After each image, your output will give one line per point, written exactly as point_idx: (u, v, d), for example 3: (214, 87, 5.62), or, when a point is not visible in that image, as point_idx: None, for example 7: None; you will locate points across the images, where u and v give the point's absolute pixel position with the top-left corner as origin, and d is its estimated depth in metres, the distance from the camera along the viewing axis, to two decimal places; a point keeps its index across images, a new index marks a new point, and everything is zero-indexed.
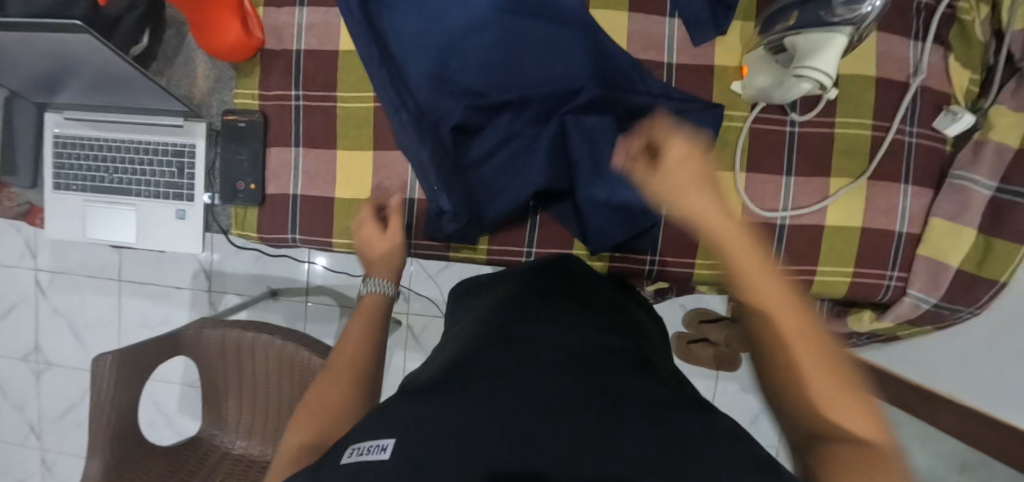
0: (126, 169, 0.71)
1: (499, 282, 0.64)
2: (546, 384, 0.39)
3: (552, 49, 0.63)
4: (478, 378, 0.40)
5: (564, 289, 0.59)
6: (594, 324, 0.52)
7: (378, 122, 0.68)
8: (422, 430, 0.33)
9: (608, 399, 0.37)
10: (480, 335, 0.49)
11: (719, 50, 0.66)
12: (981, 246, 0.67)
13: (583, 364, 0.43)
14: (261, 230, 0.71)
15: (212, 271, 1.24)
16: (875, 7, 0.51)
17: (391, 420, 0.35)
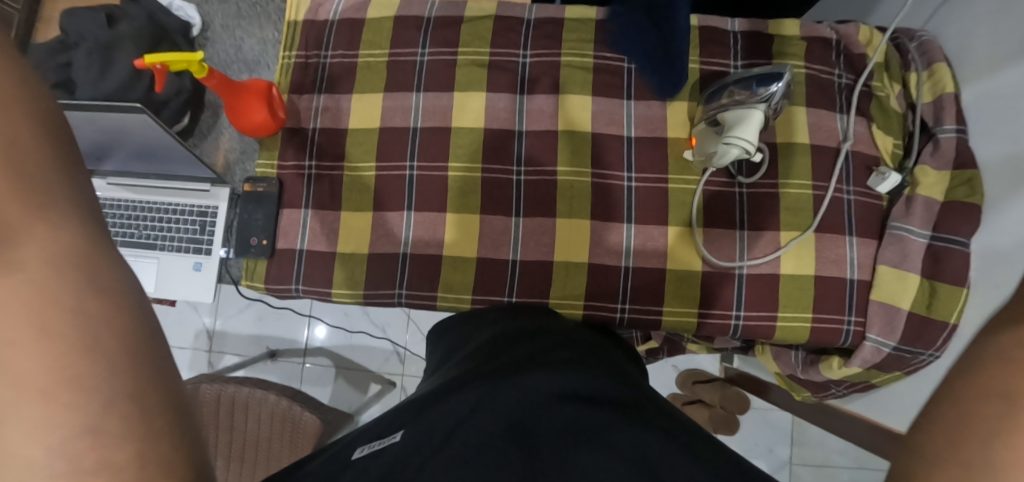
0: (153, 227, 0.80)
1: (489, 313, 0.71)
2: (525, 377, 0.45)
3: None
4: (468, 380, 0.46)
5: (544, 317, 0.65)
6: (570, 339, 0.57)
7: (378, 187, 0.78)
8: (422, 427, 0.39)
9: (577, 389, 0.43)
10: (470, 354, 0.55)
11: (670, 125, 0.77)
12: (926, 290, 0.71)
13: (556, 362, 0.49)
14: (268, 281, 0.78)
15: (215, 333, 1.35)
16: (778, 89, 0.64)
17: (396, 426, 0.41)
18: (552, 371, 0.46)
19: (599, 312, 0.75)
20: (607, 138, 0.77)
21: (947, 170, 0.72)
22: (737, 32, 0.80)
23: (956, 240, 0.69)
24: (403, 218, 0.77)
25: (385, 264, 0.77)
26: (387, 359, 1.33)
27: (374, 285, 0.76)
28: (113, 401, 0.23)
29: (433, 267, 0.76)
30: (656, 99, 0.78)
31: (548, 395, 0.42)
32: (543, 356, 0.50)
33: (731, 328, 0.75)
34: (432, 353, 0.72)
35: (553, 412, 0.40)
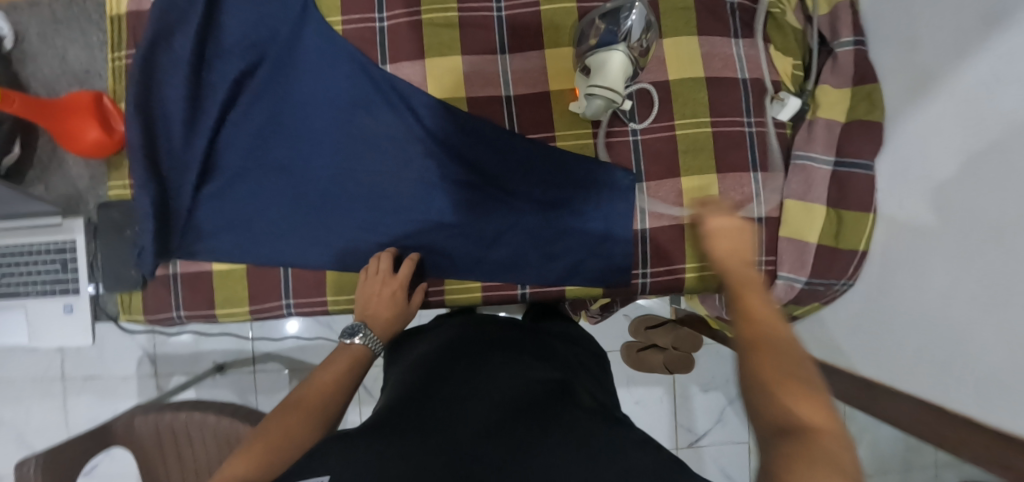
0: (14, 273, 0.73)
1: (434, 327, 0.67)
2: (473, 422, 0.41)
3: (316, 80, 0.69)
4: (410, 419, 0.42)
5: (491, 331, 0.62)
6: (518, 356, 0.55)
7: (241, 194, 0.70)
8: (362, 465, 0.35)
9: (530, 419, 0.42)
10: (415, 379, 0.51)
11: (551, 78, 0.70)
12: (833, 219, 0.68)
13: (505, 397, 0.46)
14: (148, 312, 0.72)
15: (157, 356, 1.27)
16: (634, 20, 0.57)
17: (328, 457, 0.36)
18: (503, 413, 0.43)
19: (500, 293, 0.71)
20: (485, 101, 0.70)
21: (847, 87, 0.67)
22: None
23: (861, 165, 0.66)
24: (275, 226, 0.69)
25: (269, 276, 0.71)
26: None
27: (259, 299, 0.71)
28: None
29: (318, 273, 0.71)
30: (533, 50, 0.70)
31: (503, 441, 0.38)
32: (493, 388, 0.47)
33: (639, 286, 0.71)
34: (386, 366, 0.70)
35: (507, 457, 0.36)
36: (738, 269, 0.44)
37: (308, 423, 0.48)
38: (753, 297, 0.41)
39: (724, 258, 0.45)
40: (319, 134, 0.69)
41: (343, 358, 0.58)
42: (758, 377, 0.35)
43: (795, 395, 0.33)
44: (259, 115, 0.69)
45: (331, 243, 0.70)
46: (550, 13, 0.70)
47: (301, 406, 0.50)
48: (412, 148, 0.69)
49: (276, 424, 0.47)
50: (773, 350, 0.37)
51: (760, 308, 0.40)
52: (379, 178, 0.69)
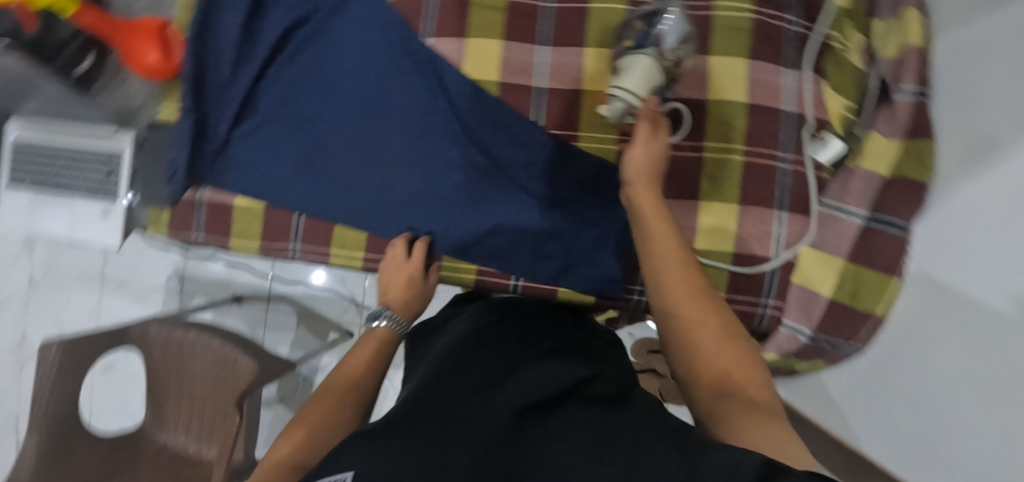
0: (67, 171, 0.80)
1: (455, 322, 0.63)
2: (502, 401, 0.36)
3: (359, 41, 0.71)
4: (429, 404, 0.36)
5: (512, 321, 0.58)
6: (543, 346, 0.50)
7: (271, 137, 0.73)
8: (385, 455, 0.29)
9: (562, 393, 0.37)
10: (430, 372, 0.46)
11: (585, 77, 0.69)
12: (849, 276, 0.64)
13: (535, 378, 0.40)
14: (172, 229, 0.78)
15: (185, 276, 1.36)
16: (668, 28, 0.56)
17: (346, 454, 0.30)
18: (534, 392, 0.37)
19: (492, 280, 0.72)
20: (515, 89, 0.70)
21: (897, 139, 0.63)
22: None
23: (893, 224, 0.62)
24: (295, 173, 0.72)
25: (282, 218, 0.74)
26: (345, 310, 1.35)
27: (270, 239, 0.75)
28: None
29: (327, 225, 0.74)
30: (573, 46, 0.69)
31: (537, 419, 0.33)
32: (518, 371, 0.42)
33: (631, 302, 0.70)
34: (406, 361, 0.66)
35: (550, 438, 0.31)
36: (648, 224, 0.47)
37: (344, 403, 0.48)
38: (669, 255, 0.44)
39: (643, 217, 0.47)
40: (351, 95, 0.72)
41: (374, 339, 0.58)
42: (690, 337, 0.40)
43: (721, 358, 0.38)
44: (303, 67, 0.73)
45: (340, 199, 0.72)
46: (597, 12, 0.69)
47: (339, 382, 0.51)
48: (436, 121, 0.70)
49: (316, 404, 0.47)
50: (694, 309, 0.41)
51: (678, 268, 0.43)
52: (399, 146, 0.71)
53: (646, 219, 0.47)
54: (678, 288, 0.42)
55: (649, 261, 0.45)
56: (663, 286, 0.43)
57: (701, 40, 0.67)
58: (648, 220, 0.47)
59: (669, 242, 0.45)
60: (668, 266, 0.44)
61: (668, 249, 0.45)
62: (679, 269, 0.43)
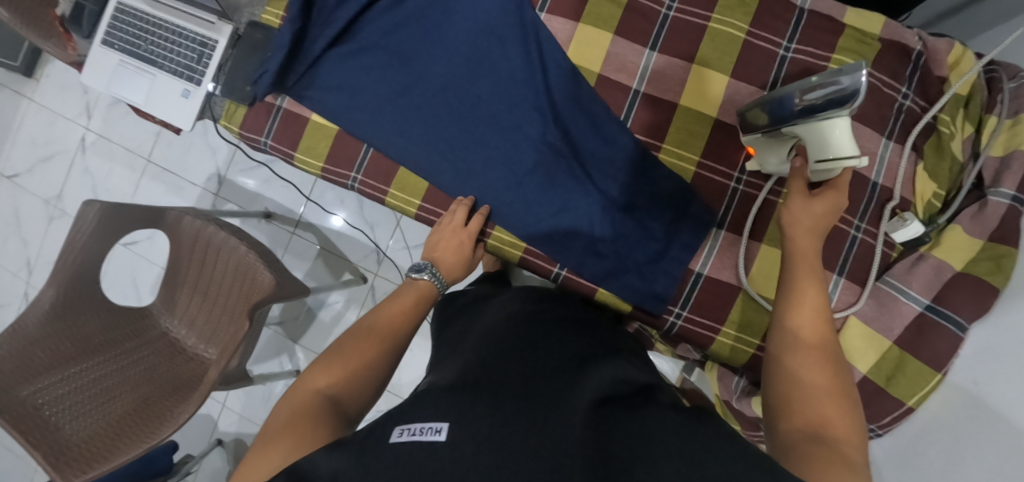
0: (159, 45, 0.81)
1: (510, 294, 0.69)
2: (569, 393, 0.43)
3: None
4: (504, 377, 0.44)
5: (570, 311, 0.64)
6: (598, 342, 0.57)
7: (364, 65, 0.74)
8: (470, 421, 0.38)
9: (624, 400, 0.44)
10: (499, 337, 0.53)
11: (683, 92, 0.69)
12: (892, 360, 0.62)
13: (597, 378, 0.47)
14: (242, 127, 0.79)
15: (225, 180, 1.38)
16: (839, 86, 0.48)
17: (437, 408, 0.40)
18: (596, 392, 0.45)
19: (537, 263, 0.72)
20: (611, 85, 0.70)
21: (981, 239, 0.61)
22: (803, 9, 0.68)
23: (952, 320, 0.60)
24: (377, 106, 0.73)
25: (352, 147, 0.76)
26: (366, 255, 1.37)
27: (334, 162, 0.76)
28: (333, 429, 0.44)
29: (393, 164, 0.75)
30: (680, 58, 0.69)
31: (602, 418, 0.40)
32: (580, 365, 0.49)
33: (666, 324, 0.70)
34: (438, 322, 0.71)
35: (609, 433, 0.38)
36: (798, 260, 0.49)
37: (379, 347, 0.53)
38: (813, 297, 0.46)
39: (794, 249, 0.50)
40: (454, 46, 0.72)
41: (412, 298, 0.61)
42: (805, 380, 0.41)
43: (824, 408, 0.39)
44: (414, 8, 0.74)
45: (412, 142, 0.72)
46: (713, 32, 0.69)
47: (379, 326, 0.56)
48: (528, 95, 0.70)
49: (356, 344, 0.53)
50: (817, 358, 0.42)
51: (816, 314, 0.45)
52: (485, 108, 0.71)
53: (798, 252, 0.50)
54: (808, 333, 0.44)
55: (790, 295, 0.47)
56: (794, 324, 0.45)
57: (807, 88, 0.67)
58: (797, 257, 0.49)
59: (814, 288, 0.47)
60: (808, 307, 0.46)
61: (809, 293, 0.47)
62: (816, 314, 0.45)
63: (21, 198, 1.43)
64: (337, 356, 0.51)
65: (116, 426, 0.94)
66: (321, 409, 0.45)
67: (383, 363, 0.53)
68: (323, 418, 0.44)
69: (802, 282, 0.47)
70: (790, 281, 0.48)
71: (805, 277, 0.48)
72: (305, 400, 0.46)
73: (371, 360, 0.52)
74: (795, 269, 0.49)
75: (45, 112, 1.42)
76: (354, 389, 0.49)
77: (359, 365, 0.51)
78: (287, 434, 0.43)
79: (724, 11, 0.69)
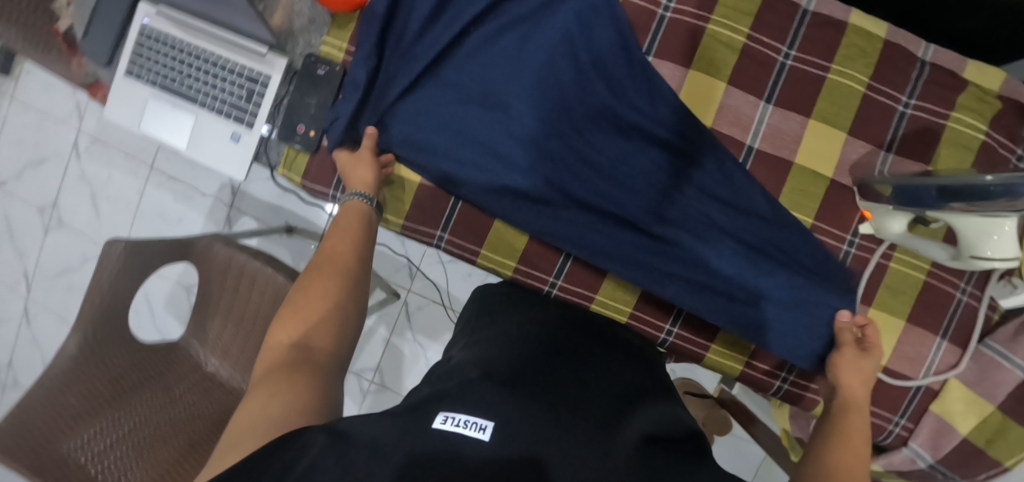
0: (199, 79, 0.71)
1: (550, 302, 0.64)
2: (620, 421, 0.39)
3: (575, 34, 0.65)
4: (551, 383, 0.41)
5: (610, 330, 0.59)
6: (641, 370, 0.52)
7: (447, 108, 0.66)
8: (519, 422, 0.34)
9: (677, 448, 0.39)
10: (540, 343, 0.49)
11: (800, 150, 0.65)
12: (993, 423, 0.65)
13: (643, 409, 0.43)
14: (306, 178, 0.71)
15: (237, 191, 1.24)
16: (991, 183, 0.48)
17: (485, 401, 0.36)
18: (647, 425, 0.40)
19: (642, 327, 0.69)
20: (723, 140, 0.66)
21: None
22: (925, 61, 0.65)
23: None
24: (461, 154, 0.66)
25: (436, 201, 0.69)
26: (398, 270, 1.31)
27: (417, 220, 0.70)
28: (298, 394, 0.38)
29: (483, 222, 0.69)
30: (797, 112, 0.65)
31: (657, 459, 0.36)
32: (628, 394, 0.45)
33: (772, 387, 0.68)
34: (474, 308, 0.65)
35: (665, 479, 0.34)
36: (848, 393, 0.56)
37: (340, 288, 0.47)
38: (860, 427, 0.51)
39: (846, 381, 0.57)
40: (546, 92, 0.65)
41: (349, 220, 0.56)
42: None
43: None
44: (500, 46, 0.66)
45: (499, 198, 0.66)
46: (833, 85, 0.65)
47: (329, 256, 0.50)
48: (635, 149, 0.65)
49: (311, 285, 0.47)
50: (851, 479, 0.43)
51: (856, 444, 0.48)
52: (584, 160, 0.65)
53: (849, 388, 0.56)
54: (848, 455, 0.46)
55: (840, 425, 0.52)
56: (836, 449, 0.47)
57: (925, 148, 0.64)
58: (847, 391, 0.56)
59: (859, 420, 0.52)
60: (852, 436, 0.49)
61: (856, 426, 0.51)
62: (856, 443, 0.48)
63: (8, 205, 1.29)
64: (292, 307, 0.45)
65: (168, 478, 0.85)
66: (296, 360, 0.41)
67: (344, 303, 0.47)
68: (289, 390, 0.38)
69: (855, 415, 0.53)
70: (841, 410, 0.54)
71: (852, 410, 0.54)
72: (272, 358, 0.42)
73: (333, 303, 0.46)
74: (847, 405, 0.54)
75: (28, 112, 1.26)
76: (316, 338, 0.43)
77: (315, 312, 0.45)
78: (264, 389, 0.39)
79: (844, 62, 0.64)
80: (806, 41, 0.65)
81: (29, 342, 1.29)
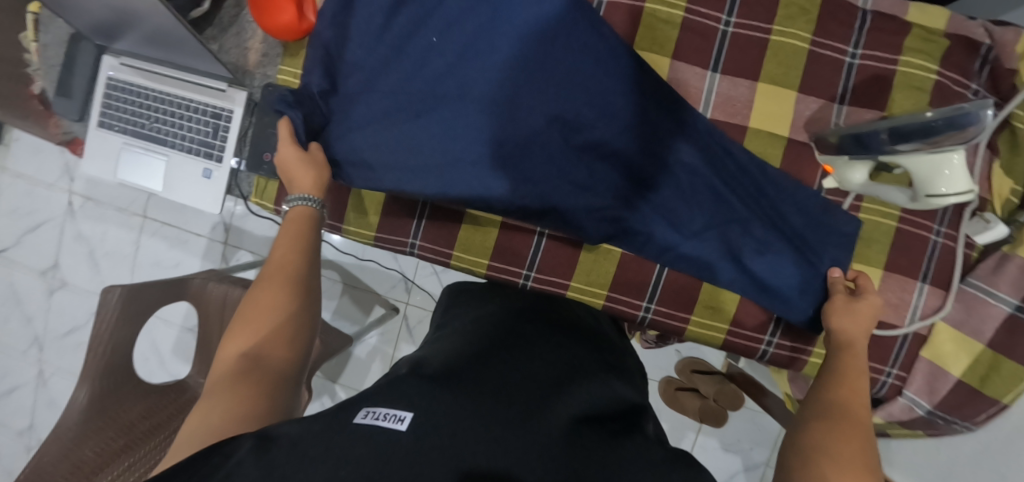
0: (167, 122, 0.73)
1: (507, 293, 0.64)
2: (549, 406, 0.39)
3: (511, 12, 0.60)
4: (482, 375, 0.41)
5: (563, 320, 0.60)
6: (590, 356, 0.53)
7: (401, 113, 0.62)
8: (438, 411, 0.34)
9: (608, 427, 0.40)
10: (482, 339, 0.49)
11: (753, 113, 0.66)
12: (987, 362, 0.64)
13: (580, 393, 0.43)
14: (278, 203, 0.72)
15: (231, 226, 1.27)
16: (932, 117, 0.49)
17: (408, 396, 0.36)
18: (577, 408, 0.41)
19: (620, 307, 0.70)
20: None
21: None
22: (866, 11, 0.65)
23: None
24: (437, 153, 0.61)
25: (407, 210, 0.72)
26: (394, 286, 1.33)
27: (388, 229, 0.72)
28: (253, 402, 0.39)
29: (453, 225, 0.71)
30: (745, 77, 0.66)
31: (581, 440, 0.36)
32: (563, 378, 0.45)
33: (758, 352, 0.69)
34: (439, 310, 0.66)
35: (584, 455, 0.34)
36: (848, 333, 0.57)
37: (284, 297, 0.47)
38: (862, 366, 0.52)
39: (841, 323, 0.58)
40: (503, 91, 0.60)
41: (295, 223, 0.56)
42: (832, 421, 0.44)
43: (841, 445, 0.41)
44: (446, 42, 0.62)
45: (451, 201, 0.63)
46: (777, 46, 0.65)
47: (278, 263, 0.50)
48: (605, 129, 0.62)
49: (262, 293, 0.47)
50: (851, 414, 0.45)
51: (853, 380, 0.50)
52: (556, 147, 0.61)
53: (849, 327, 0.57)
54: (849, 392, 0.48)
55: (839, 363, 0.53)
56: (838, 387, 0.49)
57: (877, 94, 0.64)
58: (845, 329, 0.57)
59: (861, 358, 0.53)
60: (848, 372, 0.51)
61: (858, 364, 0.53)
62: (854, 380, 0.50)
63: (13, 272, 1.33)
64: (241, 318, 0.46)
65: None
66: (244, 369, 0.42)
67: (293, 308, 0.48)
68: (234, 401, 0.39)
69: (853, 352, 0.55)
70: (846, 350, 0.55)
71: (853, 348, 0.55)
72: (224, 365, 0.43)
73: (281, 309, 0.47)
74: (848, 346, 0.56)
75: (21, 179, 1.30)
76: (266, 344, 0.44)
77: (264, 323, 0.45)
78: (206, 399, 0.40)
79: (785, 22, 0.65)
80: (744, 6, 0.65)
81: (47, 403, 1.32)
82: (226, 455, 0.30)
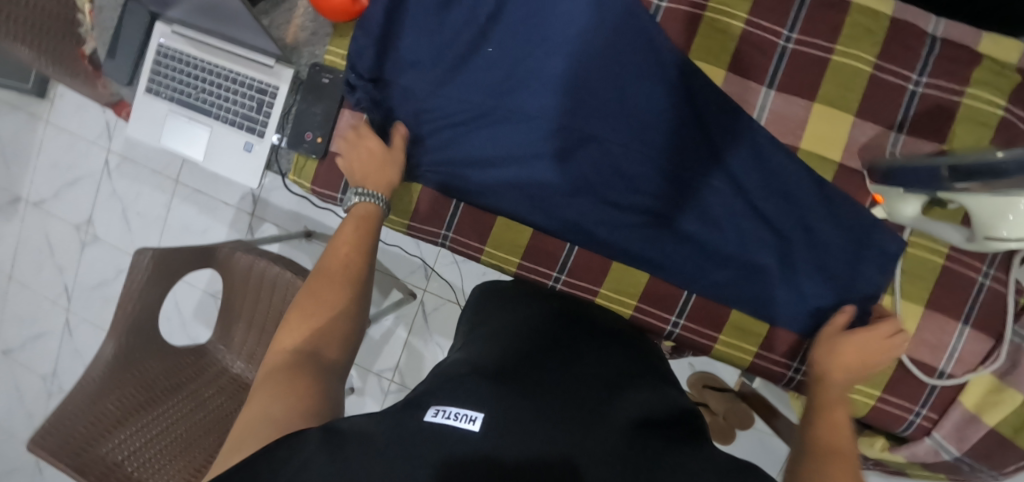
0: (213, 93, 0.74)
1: (546, 297, 0.63)
2: (609, 410, 0.38)
3: (576, 32, 0.63)
4: (540, 378, 0.40)
5: (603, 326, 0.59)
6: (634, 361, 0.52)
7: (458, 118, 0.66)
8: (509, 413, 0.33)
9: (667, 431, 0.39)
10: (532, 342, 0.48)
11: (805, 135, 0.64)
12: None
13: (635, 398, 0.42)
14: (315, 183, 0.73)
15: (259, 199, 1.29)
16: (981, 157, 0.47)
17: (473, 395, 0.35)
18: (636, 412, 0.40)
19: (648, 318, 0.69)
20: None
21: None
22: (936, 37, 0.62)
23: None
24: (489, 163, 0.67)
25: (442, 201, 0.71)
26: (414, 271, 1.33)
27: (421, 219, 0.71)
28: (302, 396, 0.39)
29: (487, 220, 0.70)
30: (801, 96, 0.64)
31: (647, 442, 0.35)
32: (615, 382, 0.44)
33: (784, 378, 0.68)
34: (475, 307, 0.64)
35: (652, 457, 0.34)
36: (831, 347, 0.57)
37: (340, 292, 0.49)
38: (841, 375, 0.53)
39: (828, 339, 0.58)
40: (555, 106, 0.64)
41: (356, 215, 0.57)
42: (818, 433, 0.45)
43: (827, 454, 0.41)
44: (505, 53, 0.65)
45: (496, 202, 0.69)
46: (837, 66, 0.63)
47: (334, 258, 0.52)
48: (647, 138, 0.64)
49: (317, 288, 0.49)
50: (834, 424, 0.46)
51: (833, 391, 0.51)
52: (599, 160, 0.65)
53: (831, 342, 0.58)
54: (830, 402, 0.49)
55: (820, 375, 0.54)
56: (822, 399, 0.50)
57: (938, 127, 0.62)
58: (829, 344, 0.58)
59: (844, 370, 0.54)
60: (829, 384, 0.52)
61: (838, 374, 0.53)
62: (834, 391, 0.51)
63: (49, 223, 1.36)
64: (298, 311, 0.47)
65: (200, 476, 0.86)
66: (298, 361, 0.42)
67: (345, 302, 0.48)
68: (286, 391, 0.39)
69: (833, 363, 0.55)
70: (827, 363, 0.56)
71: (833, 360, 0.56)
72: (277, 361, 0.43)
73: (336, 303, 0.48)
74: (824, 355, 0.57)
75: (63, 134, 1.33)
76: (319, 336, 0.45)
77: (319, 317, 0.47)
78: (262, 395, 0.40)
79: (848, 43, 0.63)
80: (807, 22, 0.63)
81: (72, 351, 1.36)
82: (293, 449, 0.31)
